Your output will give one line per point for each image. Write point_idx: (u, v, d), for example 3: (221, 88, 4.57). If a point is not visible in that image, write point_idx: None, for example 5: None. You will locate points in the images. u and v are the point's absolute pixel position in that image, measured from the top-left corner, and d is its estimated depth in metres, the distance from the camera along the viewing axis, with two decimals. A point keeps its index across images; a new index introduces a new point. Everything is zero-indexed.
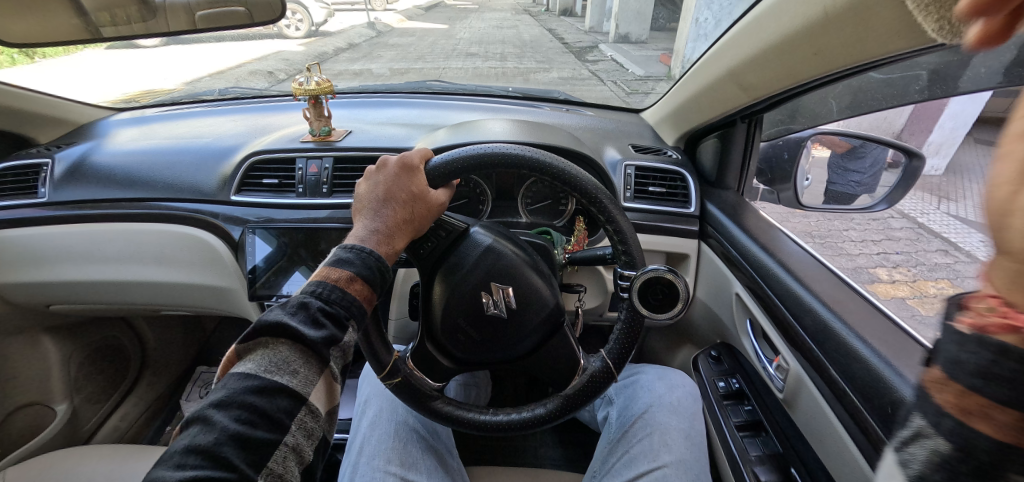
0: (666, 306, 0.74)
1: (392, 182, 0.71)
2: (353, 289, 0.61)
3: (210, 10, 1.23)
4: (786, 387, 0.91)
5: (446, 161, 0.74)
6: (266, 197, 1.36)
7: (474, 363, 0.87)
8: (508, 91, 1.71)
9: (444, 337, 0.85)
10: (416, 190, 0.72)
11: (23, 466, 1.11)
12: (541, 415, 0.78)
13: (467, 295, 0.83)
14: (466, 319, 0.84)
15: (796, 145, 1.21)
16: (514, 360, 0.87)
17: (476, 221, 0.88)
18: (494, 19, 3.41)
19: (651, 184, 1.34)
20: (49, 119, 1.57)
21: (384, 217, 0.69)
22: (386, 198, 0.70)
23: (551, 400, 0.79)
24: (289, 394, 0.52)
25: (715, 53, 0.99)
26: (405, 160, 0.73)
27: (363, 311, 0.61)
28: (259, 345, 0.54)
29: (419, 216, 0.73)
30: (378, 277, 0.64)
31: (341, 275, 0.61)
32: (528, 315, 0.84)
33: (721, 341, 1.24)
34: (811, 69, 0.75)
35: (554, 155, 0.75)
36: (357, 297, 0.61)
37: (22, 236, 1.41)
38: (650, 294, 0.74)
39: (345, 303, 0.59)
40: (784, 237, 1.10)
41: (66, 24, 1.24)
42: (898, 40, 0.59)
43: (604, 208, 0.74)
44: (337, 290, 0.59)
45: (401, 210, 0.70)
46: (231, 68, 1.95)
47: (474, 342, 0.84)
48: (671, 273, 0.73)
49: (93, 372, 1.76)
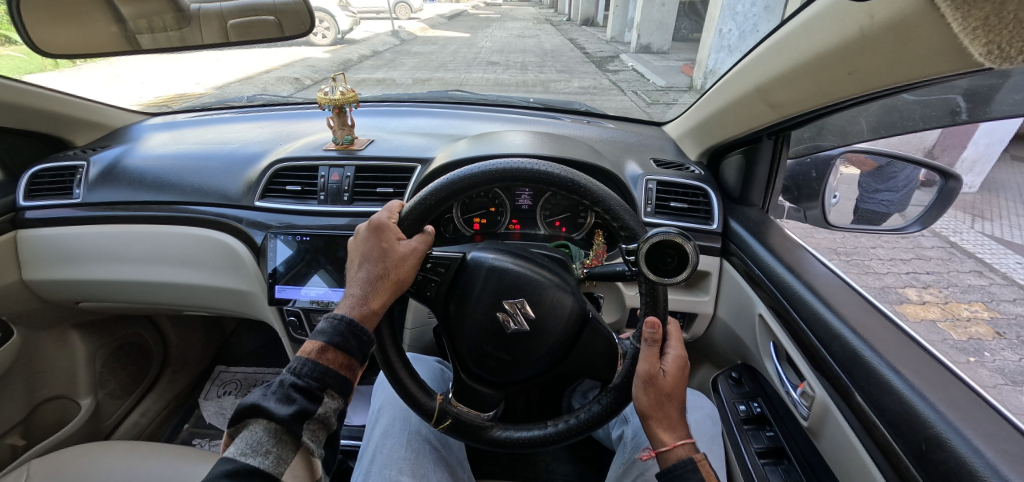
0: (679, 268, 0.66)
1: (364, 245, 0.72)
2: (325, 358, 0.60)
3: (241, 18, 1.29)
4: (811, 415, 0.88)
5: (415, 205, 0.77)
6: (288, 204, 1.38)
7: (513, 383, 0.86)
8: (529, 102, 1.71)
9: (477, 366, 0.85)
10: (385, 246, 0.72)
11: (44, 460, 1.13)
12: (599, 412, 0.76)
13: (484, 314, 0.83)
14: (491, 342, 0.83)
15: (825, 163, 1.19)
16: (553, 364, 0.86)
17: (468, 247, 0.88)
18: (516, 28, 3.47)
19: (672, 199, 1.30)
20: (84, 122, 1.63)
21: (359, 281, 0.69)
22: (360, 262, 0.71)
23: (603, 395, 0.76)
24: (260, 477, 0.48)
25: (744, 67, 0.96)
26: (373, 222, 0.74)
27: (341, 379, 0.60)
28: (239, 428, 0.53)
29: (393, 270, 0.71)
30: (352, 343, 0.63)
31: (313, 347, 0.61)
32: (549, 315, 0.82)
33: (742, 362, 1.21)
34: (849, 87, 0.71)
35: (524, 160, 0.75)
36: (330, 365, 0.60)
37: (59, 234, 1.47)
38: (658, 259, 0.67)
39: (319, 374, 0.58)
40: (810, 257, 1.07)
41: (105, 31, 1.29)
42: (940, 64, 0.55)
43: (586, 190, 0.73)
44: (310, 362, 0.59)
45: (373, 269, 0.70)
46: (257, 72, 2.07)
47: (505, 362, 0.84)
48: (682, 237, 0.65)
49: (116, 368, 1.82)
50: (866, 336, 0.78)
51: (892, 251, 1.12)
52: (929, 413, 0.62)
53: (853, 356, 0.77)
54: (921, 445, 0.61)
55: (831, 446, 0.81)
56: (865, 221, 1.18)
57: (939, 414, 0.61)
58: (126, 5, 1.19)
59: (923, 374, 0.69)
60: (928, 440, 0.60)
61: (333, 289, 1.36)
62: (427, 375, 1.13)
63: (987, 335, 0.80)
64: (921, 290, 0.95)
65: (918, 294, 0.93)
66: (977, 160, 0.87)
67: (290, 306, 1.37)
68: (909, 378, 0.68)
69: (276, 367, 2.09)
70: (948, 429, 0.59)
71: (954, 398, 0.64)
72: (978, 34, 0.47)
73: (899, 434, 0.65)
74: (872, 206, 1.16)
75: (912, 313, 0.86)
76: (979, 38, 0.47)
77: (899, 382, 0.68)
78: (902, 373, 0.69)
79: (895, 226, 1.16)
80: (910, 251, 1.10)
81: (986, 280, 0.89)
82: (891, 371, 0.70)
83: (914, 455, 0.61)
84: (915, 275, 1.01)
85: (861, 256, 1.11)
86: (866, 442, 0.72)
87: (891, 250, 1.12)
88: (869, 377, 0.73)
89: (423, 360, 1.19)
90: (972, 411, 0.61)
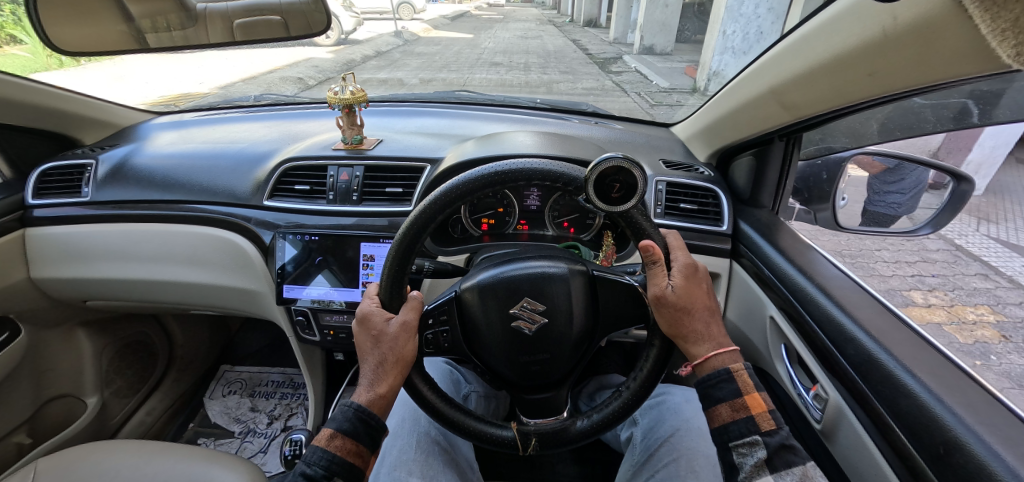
0: (627, 195, 0.63)
1: (359, 337, 0.73)
2: (334, 445, 0.66)
3: (246, 18, 1.29)
4: (824, 418, 0.88)
5: (388, 282, 0.73)
6: (297, 203, 1.38)
7: (562, 378, 0.90)
8: (536, 102, 1.72)
9: (530, 380, 0.88)
10: (374, 334, 0.71)
11: (53, 459, 1.13)
12: (658, 360, 0.76)
13: (499, 325, 0.85)
14: (523, 352, 0.86)
15: (836, 165, 1.17)
16: (590, 326, 0.88)
17: (453, 284, 0.89)
18: (520, 29, 3.47)
19: (681, 200, 1.30)
20: (93, 121, 1.63)
21: (361, 373, 0.71)
22: (360, 353, 0.73)
23: (648, 351, 0.77)
24: None
25: (758, 69, 0.96)
26: (359, 313, 0.74)
27: (350, 466, 0.65)
28: None
29: (389, 353, 0.71)
30: (359, 429, 0.67)
31: (324, 434, 0.67)
32: (556, 297, 0.84)
33: (755, 365, 1.22)
34: (866, 89, 0.71)
35: (518, 159, 0.72)
36: (338, 454, 0.65)
37: (68, 233, 1.48)
38: (605, 189, 0.63)
39: (326, 463, 0.64)
40: (821, 259, 1.06)
41: (114, 31, 1.29)
42: (966, 64, 0.55)
43: (581, 180, 0.70)
44: (318, 450, 0.65)
45: (371, 358, 0.71)
46: (262, 73, 2.08)
47: (546, 360, 0.87)
48: (631, 162, 0.60)
49: (122, 366, 1.83)
50: (881, 338, 0.78)
51: (897, 254, 1.11)
52: (948, 417, 0.62)
53: (868, 359, 0.77)
54: (939, 448, 0.61)
55: (845, 449, 0.81)
56: (875, 222, 1.17)
57: (957, 418, 0.61)
58: (133, 4, 1.20)
59: (940, 377, 0.68)
60: (946, 444, 0.60)
61: (335, 289, 1.36)
62: (437, 376, 1.13)
63: (994, 339, 0.79)
64: (926, 293, 0.95)
65: (923, 296, 0.93)
66: (984, 162, 0.88)
67: (298, 305, 1.37)
68: (925, 381, 0.68)
69: (280, 367, 2.09)
70: (967, 433, 0.58)
71: (970, 400, 0.63)
72: (1006, 36, 0.46)
73: (916, 438, 0.64)
74: (882, 208, 1.15)
75: (917, 316, 0.86)
76: (1007, 40, 0.46)
77: (916, 385, 0.68)
78: (918, 375, 0.69)
79: (905, 229, 1.14)
80: (915, 254, 1.10)
81: (992, 283, 0.91)
82: (907, 373, 0.70)
83: (933, 459, 0.61)
84: (920, 278, 1.01)
85: (867, 259, 1.11)
86: (882, 446, 0.71)
87: (896, 253, 1.12)
88: (885, 379, 0.72)
89: (433, 361, 1.19)
90: (991, 414, 0.61)
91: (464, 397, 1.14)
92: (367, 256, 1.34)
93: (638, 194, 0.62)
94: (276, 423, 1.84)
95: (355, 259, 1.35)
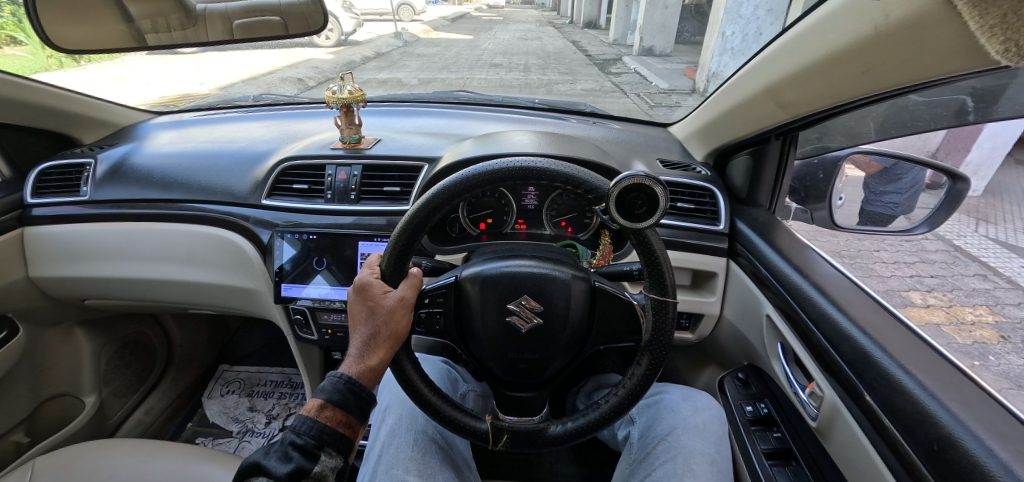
0: (647, 214, 0.63)
1: (353, 307, 0.74)
2: (324, 416, 0.65)
3: (246, 18, 1.29)
4: (819, 416, 0.87)
5: (392, 258, 0.75)
6: (294, 202, 1.38)
7: (549, 379, 0.91)
8: (534, 103, 1.72)
9: (515, 377, 0.90)
10: (371, 305, 0.72)
11: (51, 457, 1.13)
12: (643, 376, 0.77)
13: (496, 320, 0.86)
14: (515, 349, 0.87)
15: (833, 164, 1.17)
16: (584, 333, 0.88)
17: (453, 270, 0.89)
18: (520, 30, 3.49)
19: (679, 199, 1.31)
20: (92, 120, 1.63)
21: (353, 342, 0.71)
22: (353, 323, 0.73)
23: (639, 365, 0.78)
24: None
25: (754, 68, 0.96)
26: (357, 282, 0.74)
27: (340, 436, 0.64)
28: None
29: (384, 325, 0.72)
30: (350, 399, 0.67)
31: (313, 404, 0.66)
32: (555, 298, 0.84)
33: (749, 362, 1.23)
34: (859, 86, 0.72)
35: (517, 158, 0.72)
36: (328, 423, 0.64)
37: (66, 231, 1.48)
38: (628, 203, 0.63)
39: (316, 433, 0.63)
40: (818, 258, 1.06)
41: (114, 30, 1.30)
42: (957, 62, 0.55)
43: (581, 181, 0.70)
44: (308, 419, 0.64)
45: (365, 328, 0.71)
46: (263, 73, 2.08)
47: (534, 361, 0.88)
48: (652, 179, 0.61)
49: (120, 366, 1.83)
50: (876, 337, 0.78)
51: (896, 255, 1.12)
52: (941, 413, 0.62)
53: (863, 356, 0.77)
54: (933, 445, 0.60)
55: (841, 448, 0.81)
56: (871, 222, 1.18)
57: (951, 415, 0.61)
58: (133, 6, 1.20)
59: (935, 375, 0.68)
60: (940, 440, 0.60)
61: (335, 288, 1.36)
62: (435, 376, 1.13)
63: (992, 340, 0.79)
64: (925, 294, 0.95)
65: (922, 297, 0.93)
66: (983, 163, 0.87)
67: (295, 304, 1.37)
68: (919, 378, 0.68)
69: (279, 366, 2.10)
70: (959, 428, 0.59)
71: (962, 396, 0.64)
72: (996, 31, 0.46)
73: (911, 434, 0.64)
74: (879, 208, 1.15)
75: (916, 317, 0.85)
76: (996, 36, 0.46)
77: (910, 381, 0.68)
78: (913, 374, 0.69)
79: (902, 228, 1.15)
80: (914, 255, 1.10)
81: (991, 284, 0.90)
82: (902, 371, 0.70)
83: (926, 455, 0.61)
84: (919, 279, 1.01)
85: (865, 259, 1.11)
86: (880, 446, 0.71)
87: (895, 254, 1.12)
88: (880, 377, 0.73)
89: (430, 361, 1.19)
90: (985, 411, 0.61)
91: (461, 396, 1.14)
92: (364, 256, 1.34)
93: (661, 216, 0.63)
94: (275, 423, 1.84)
95: (354, 259, 1.35)
